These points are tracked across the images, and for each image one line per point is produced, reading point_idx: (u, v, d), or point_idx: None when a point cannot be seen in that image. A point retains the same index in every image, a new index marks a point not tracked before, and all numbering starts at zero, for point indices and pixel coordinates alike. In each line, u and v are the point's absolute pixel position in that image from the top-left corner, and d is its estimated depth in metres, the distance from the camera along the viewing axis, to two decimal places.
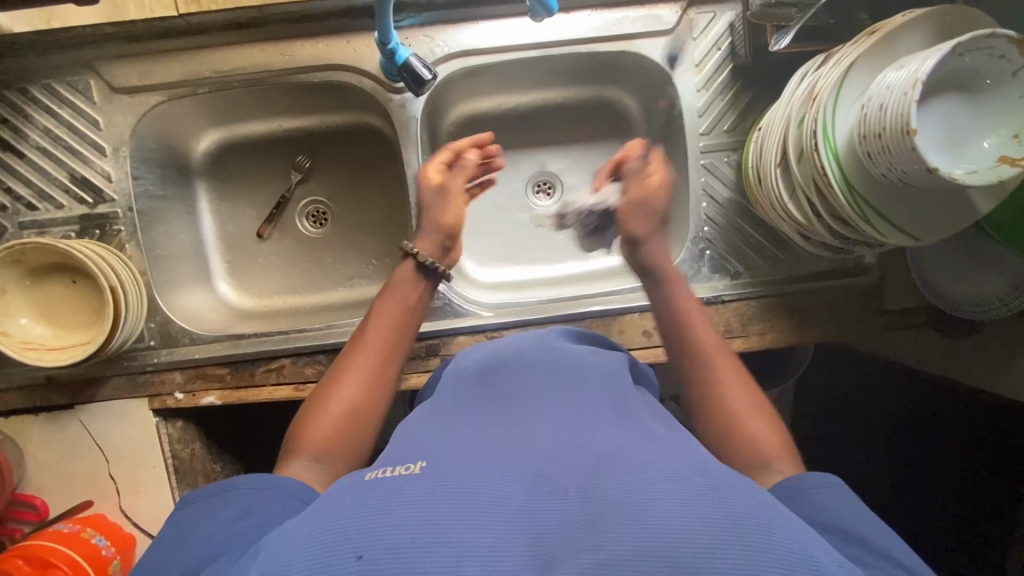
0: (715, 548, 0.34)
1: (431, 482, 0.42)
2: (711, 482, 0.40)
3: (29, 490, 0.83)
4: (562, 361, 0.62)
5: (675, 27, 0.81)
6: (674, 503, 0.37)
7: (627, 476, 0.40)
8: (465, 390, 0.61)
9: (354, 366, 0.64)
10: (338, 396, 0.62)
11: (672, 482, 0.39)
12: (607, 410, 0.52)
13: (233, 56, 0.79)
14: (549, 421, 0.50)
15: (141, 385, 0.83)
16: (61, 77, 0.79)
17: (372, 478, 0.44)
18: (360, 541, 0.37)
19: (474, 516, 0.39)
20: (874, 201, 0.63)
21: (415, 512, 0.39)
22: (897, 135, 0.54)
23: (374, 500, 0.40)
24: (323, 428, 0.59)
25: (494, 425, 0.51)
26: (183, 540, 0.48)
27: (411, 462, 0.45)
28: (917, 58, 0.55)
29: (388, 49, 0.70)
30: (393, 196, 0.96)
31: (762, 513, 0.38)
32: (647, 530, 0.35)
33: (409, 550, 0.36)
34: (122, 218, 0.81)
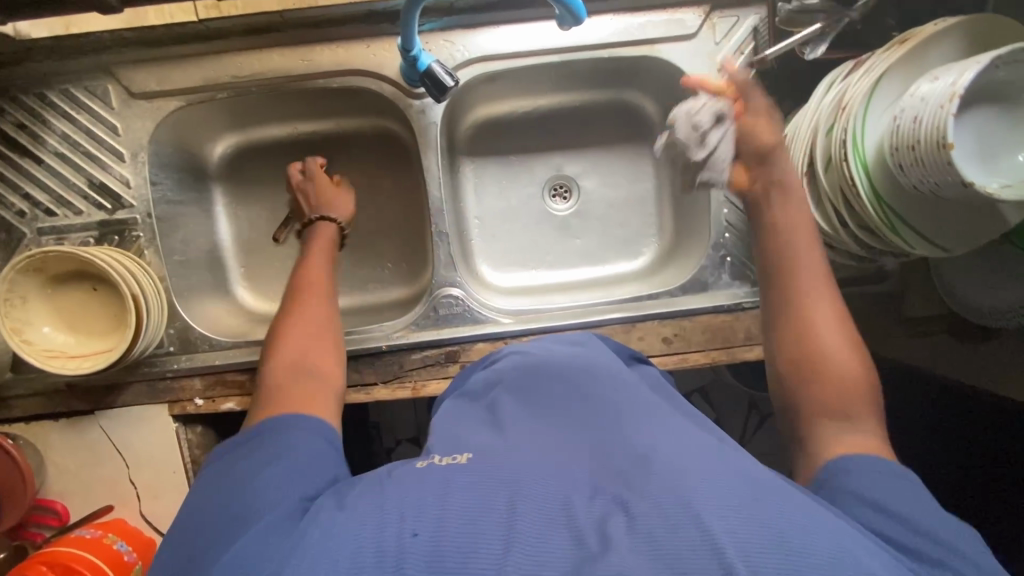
0: (757, 550, 0.34)
1: (479, 471, 0.42)
2: (754, 486, 0.40)
3: (49, 495, 0.83)
4: (595, 360, 0.62)
5: (698, 32, 0.81)
6: (718, 504, 0.37)
7: (671, 481, 0.40)
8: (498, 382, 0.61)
9: (306, 293, 0.73)
10: (295, 322, 0.68)
11: (716, 487, 0.39)
12: (645, 409, 0.52)
13: (251, 60, 0.78)
14: (588, 417, 0.51)
15: (161, 392, 0.83)
16: (79, 81, 0.78)
17: (423, 465, 0.45)
18: (414, 520, 0.39)
19: (520, 505, 0.39)
20: (903, 212, 0.63)
21: (466, 499, 0.40)
22: (932, 149, 0.53)
23: (424, 489, 0.41)
24: (290, 342, 0.66)
25: (536, 419, 0.51)
26: (219, 492, 0.48)
27: (458, 453, 0.46)
28: (953, 69, 0.54)
29: (411, 56, 0.69)
30: (410, 200, 0.96)
31: (805, 520, 0.38)
32: (691, 528, 0.36)
33: (462, 537, 0.37)
34: (141, 223, 0.81)
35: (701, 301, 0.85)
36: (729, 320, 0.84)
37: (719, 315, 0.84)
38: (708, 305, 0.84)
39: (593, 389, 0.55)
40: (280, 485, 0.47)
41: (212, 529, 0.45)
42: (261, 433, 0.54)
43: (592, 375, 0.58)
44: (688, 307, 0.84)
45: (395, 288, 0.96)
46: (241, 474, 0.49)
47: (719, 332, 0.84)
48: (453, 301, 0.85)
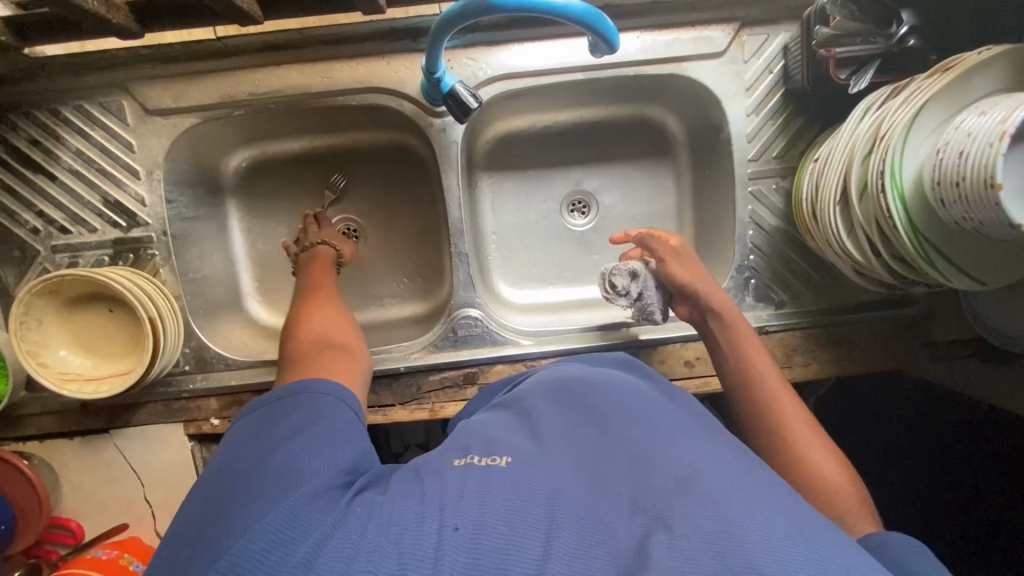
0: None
1: (517, 475, 0.41)
2: (801, 517, 0.38)
3: (64, 513, 0.82)
4: (625, 375, 0.61)
5: (726, 49, 0.78)
6: (764, 530, 0.36)
7: (718, 499, 0.38)
8: (531, 389, 0.60)
9: (320, 287, 0.78)
10: (315, 306, 0.73)
11: (763, 513, 0.38)
12: (684, 425, 0.50)
13: (269, 77, 0.76)
14: (626, 420, 0.50)
15: (176, 411, 0.82)
16: (93, 97, 0.76)
17: (461, 464, 0.44)
18: (452, 516, 0.38)
19: (559, 512, 0.38)
20: (939, 244, 0.61)
21: (505, 501, 0.39)
22: (979, 188, 0.51)
23: (463, 488, 0.41)
24: (313, 321, 0.70)
25: (572, 420, 0.50)
26: (251, 451, 0.47)
27: (497, 455, 0.45)
28: (1002, 105, 0.52)
29: (435, 77, 0.68)
30: (427, 215, 0.95)
31: (857, 560, 0.36)
32: (738, 551, 0.34)
33: (502, 539, 0.36)
34: (156, 242, 0.80)
35: None
36: None
37: None
38: None
39: (628, 399, 0.54)
40: (318, 445, 0.47)
41: (242, 487, 0.43)
42: (293, 394, 0.54)
43: (627, 389, 0.57)
44: None
45: (411, 304, 0.95)
46: (274, 434, 0.49)
47: None
48: (472, 322, 0.83)
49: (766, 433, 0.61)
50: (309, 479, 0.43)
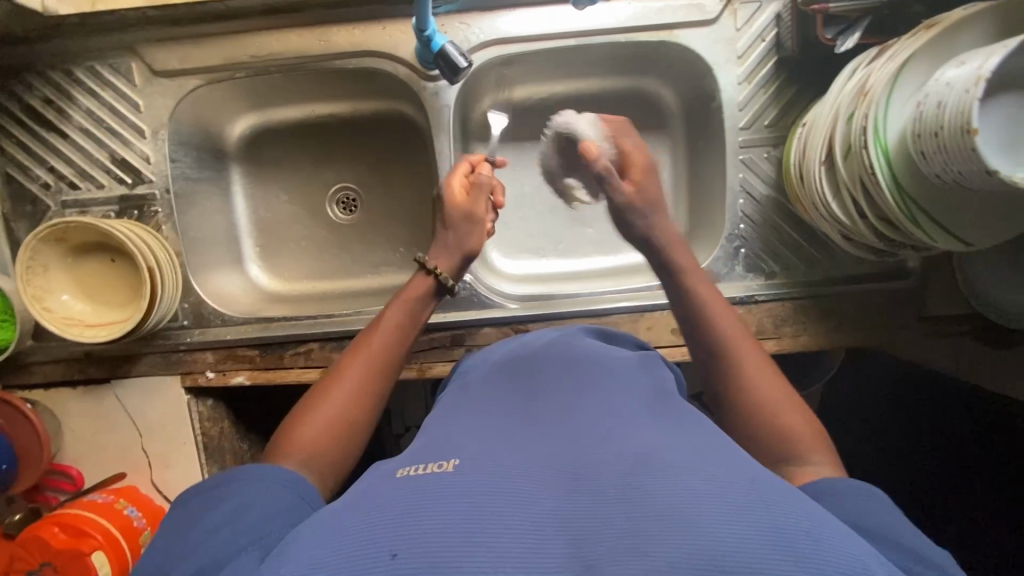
0: (762, 562, 0.33)
1: (469, 478, 0.41)
2: (756, 490, 0.39)
3: (66, 460, 0.85)
4: (590, 359, 0.62)
5: (719, 17, 0.79)
6: (715, 512, 0.36)
7: (671, 482, 0.39)
8: (493, 382, 0.61)
9: (346, 373, 0.64)
10: (327, 407, 0.61)
11: (714, 493, 0.38)
12: (640, 412, 0.51)
13: (270, 40, 0.79)
14: (581, 421, 0.49)
15: (174, 363, 0.85)
16: (103, 59, 0.80)
17: (403, 474, 0.44)
18: (395, 536, 0.37)
19: (510, 512, 0.38)
20: (924, 202, 0.61)
21: (450, 508, 0.38)
22: (956, 134, 0.51)
23: (408, 496, 0.40)
24: (314, 429, 0.59)
25: (521, 426, 0.50)
26: (184, 542, 0.47)
27: (444, 460, 0.45)
28: (981, 53, 0.52)
29: (426, 36, 0.69)
30: (423, 185, 0.96)
31: (806, 522, 0.37)
32: (691, 533, 0.35)
33: (449, 547, 0.36)
34: (159, 199, 0.83)
35: None
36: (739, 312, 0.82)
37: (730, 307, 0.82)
38: None
39: (583, 394, 0.54)
40: (246, 534, 0.46)
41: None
42: (229, 479, 0.52)
43: (583, 380, 0.57)
44: None
45: (405, 272, 0.96)
46: (203, 524, 0.48)
47: None
48: (460, 284, 0.85)
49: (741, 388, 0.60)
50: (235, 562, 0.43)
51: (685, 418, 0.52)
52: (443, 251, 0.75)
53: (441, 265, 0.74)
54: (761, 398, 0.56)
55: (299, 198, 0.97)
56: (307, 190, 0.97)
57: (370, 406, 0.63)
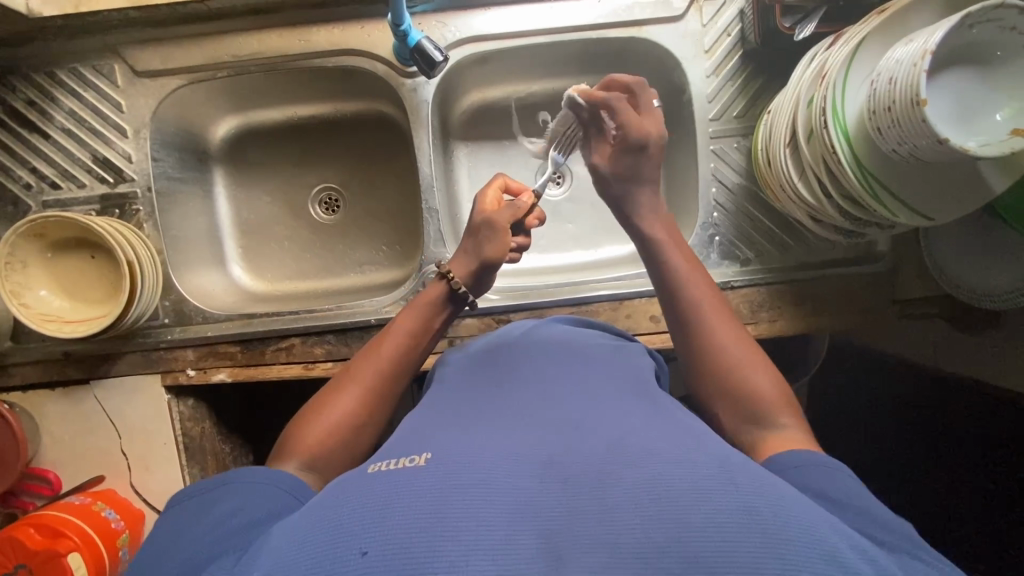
0: (735, 539, 0.33)
1: (446, 466, 0.41)
2: (725, 469, 0.39)
3: (43, 464, 0.84)
4: (568, 350, 0.62)
5: (685, 13, 0.82)
6: (690, 489, 0.36)
7: (642, 464, 0.39)
8: (471, 376, 0.60)
9: (355, 378, 0.63)
10: (343, 400, 0.61)
11: (689, 478, 0.37)
12: (614, 398, 0.51)
13: (251, 40, 0.82)
14: (557, 410, 0.49)
15: (154, 362, 0.84)
16: (87, 61, 0.82)
17: (375, 470, 0.43)
18: (366, 533, 0.36)
19: (483, 500, 0.38)
20: (883, 179, 0.63)
21: (417, 504, 0.37)
22: (908, 107, 0.54)
23: (378, 493, 0.39)
24: (323, 431, 0.58)
25: (498, 417, 0.49)
26: (175, 542, 0.46)
27: (415, 455, 0.43)
28: (926, 31, 0.55)
29: (401, 31, 0.72)
30: (404, 182, 0.97)
31: (778, 500, 0.37)
32: (664, 514, 0.35)
33: (418, 539, 0.35)
34: (141, 197, 0.83)
35: None
36: None
37: None
38: None
39: (558, 385, 0.54)
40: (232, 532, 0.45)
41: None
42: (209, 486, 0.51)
43: (560, 372, 0.57)
44: None
45: (389, 269, 0.97)
46: (198, 523, 0.47)
47: None
48: None
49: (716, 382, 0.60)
50: (220, 564, 0.42)
51: (668, 406, 0.51)
52: (464, 265, 0.72)
53: (453, 269, 0.73)
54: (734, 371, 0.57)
55: (281, 198, 0.98)
56: (290, 190, 0.98)
57: (377, 412, 0.62)
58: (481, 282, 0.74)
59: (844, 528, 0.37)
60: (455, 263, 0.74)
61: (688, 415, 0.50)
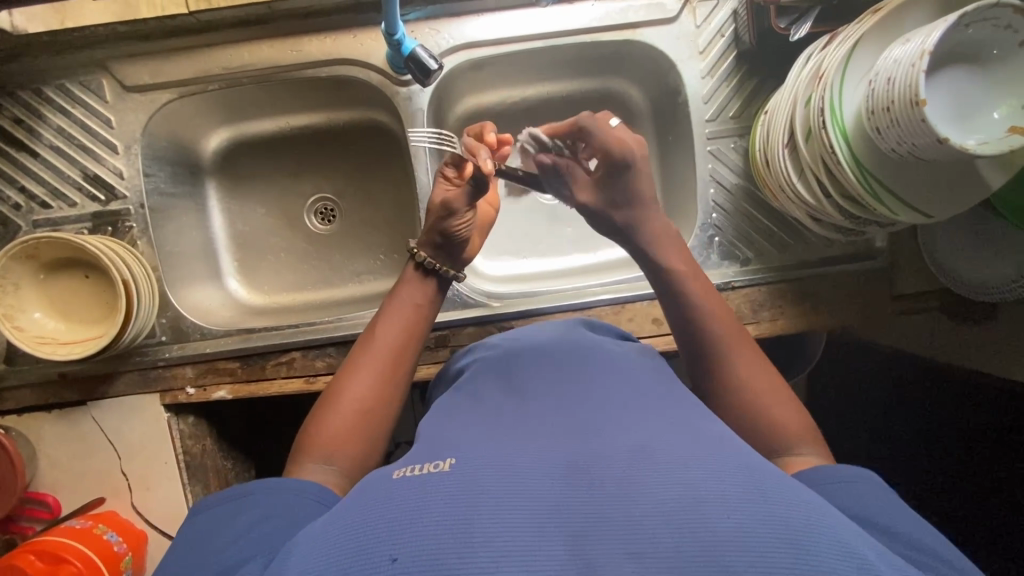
0: (763, 549, 0.33)
1: (468, 473, 0.40)
2: (750, 475, 0.38)
3: (41, 488, 0.82)
4: (580, 352, 0.61)
5: (679, 15, 0.82)
6: (713, 497, 0.36)
7: (666, 473, 0.38)
8: (484, 382, 0.60)
9: (356, 368, 0.62)
10: (348, 393, 0.60)
11: (713, 486, 0.37)
12: (632, 401, 0.50)
13: (243, 52, 0.81)
14: (573, 412, 0.48)
15: (153, 381, 0.83)
16: (74, 77, 0.81)
17: (401, 475, 0.42)
18: (393, 539, 0.36)
19: (510, 505, 0.37)
20: (884, 177, 0.63)
21: (441, 512, 0.36)
22: (907, 107, 0.54)
23: (402, 501, 0.38)
24: (335, 428, 0.58)
25: (516, 422, 0.48)
26: (206, 545, 0.45)
27: (440, 460, 0.43)
28: (923, 32, 0.55)
29: (395, 40, 0.71)
30: (400, 190, 0.96)
31: (807, 509, 0.36)
32: (692, 524, 0.34)
33: (447, 548, 0.34)
34: (134, 214, 0.82)
35: None
36: None
37: None
38: None
39: (574, 387, 0.53)
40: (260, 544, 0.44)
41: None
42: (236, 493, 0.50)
43: (572, 371, 0.56)
44: None
45: (388, 278, 0.96)
46: (228, 533, 0.46)
47: None
48: None
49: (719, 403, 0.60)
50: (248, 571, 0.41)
51: (684, 407, 0.51)
52: (439, 249, 0.72)
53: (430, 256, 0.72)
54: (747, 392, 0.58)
55: (277, 209, 0.97)
56: (284, 201, 0.97)
57: (388, 397, 0.62)
58: (456, 257, 0.75)
59: (862, 538, 0.37)
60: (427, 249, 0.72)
61: (707, 417, 0.50)
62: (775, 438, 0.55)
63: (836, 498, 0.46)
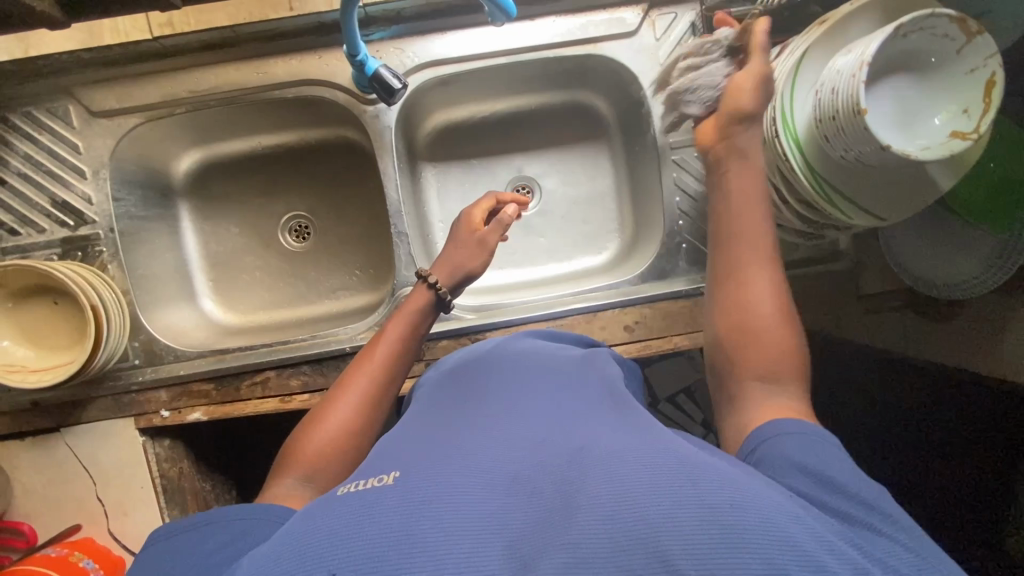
0: (688, 532, 0.32)
1: (413, 484, 0.40)
2: (685, 464, 0.38)
3: (15, 517, 0.81)
4: (538, 360, 0.62)
5: (639, 29, 0.84)
6: (642, 486, 0.36)
7: (596, 468, 0.38)
8: (440, 394, 0.60)
9: (348, 388, 0.63)
10: (337, 412, 0.61)
11: (642, 475, 0.37)
12: (580, 408, 0.50)
13: (208, 75, 0.82)
14: (520, 420, 0.49)
15: (127, 406, 0.83)
16: (41, 104, 0.81)
17: (345, 492, 0.43)
18: (337, 555, 0.36)
19: (453, 515, 0.37)
20: (834, 180, 0.65)
21: (385, 523, 0.37)
22: (850, 116, 0.55)
23: (347, 514, 0.39)
24: (318, 445, 0.58)
25: (464, 431, 0.49)
26: (172, 564, 0.46)
27: (384, 474, 0.43)
28: (863, 42, 0.57)
29: (358, 60, 0.72)
30: (373, 207, 0.97)
31: (736, 487, 0.36)
32: (619, 517, 0.34)
33: (386, 561, 0.35)
34: (104, 238, 0.82)
35: (660, 290, 0.85)
36: (688, 305, 0.84)
37: (677, 301, 0.85)
38: (666, 293, 0.85)
39: (528, 394, 0.54)
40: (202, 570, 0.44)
41: None
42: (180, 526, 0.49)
43: (534, 381, 0.57)
44: (647, 295, 0.85)
45: (364, 294, 0.96)
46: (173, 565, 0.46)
47: (678, 317, 0.84)
48: None
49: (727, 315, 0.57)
50: None
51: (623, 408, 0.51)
52: (451, 275, 0.74)
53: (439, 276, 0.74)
54: (753, 314, 0.56)
55: (251, 228, 0.98)
56: (258, 221, 0.98)
57: (374, 421, 0.62)
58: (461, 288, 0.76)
59: (798, 512, 0.36)
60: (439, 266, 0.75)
61: (644, 416, 0.49)
62: (773, 369, 0.53)
63: (790, 454, 0.44)
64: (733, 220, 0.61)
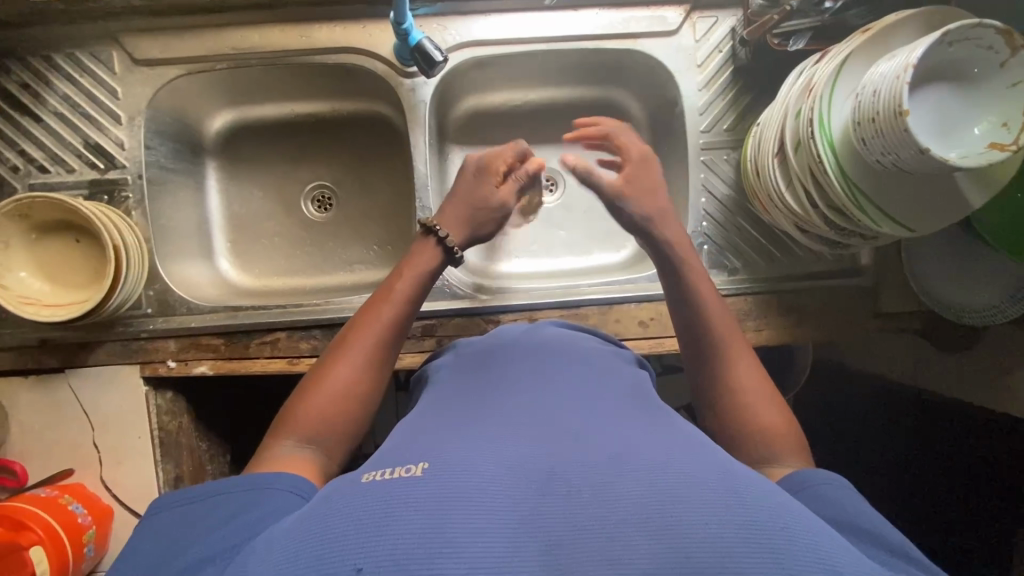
0: (746, 557, 0.33)
1: (441, 478, 0.39)
2: (734, 486, 0.38)
3: (9, 455, 0.80)
4: (563, 349, 0.62)
5: (679, 29, 0.85)
6: (691, 501, 0.36)
7: (641, 479, 0.38)
8: (462, 379, 0.60)
9: (352, 345, 0.62)
10: (338, 371, 0.60)
11: (692, 491, 0.37)
12: (612, 407, 0.50)
13: (253, 34, 0.83)
14: (550, 412, 0.48)
15: (134, 352, 0.83)
16: (85, 47, 0.82)
17: (370, 480, 0.41)
18: (360, 549, 0.35)
19: (482, 512, 0.37)
20: (869, 191, 0.65)
21: (412, 520, 0.36)
22: (891, 117, 0.56)
23: (369, 506, 0.38)
24: (322, 406, 0.57)
25: (489, 420, 0.48)
26: (181, 539, 0.45)
27: (411, 465, 0.42)
28: (908, 48, 0.57)
29: (403, 29, 0.74)
30: (397, 183, 0.98)
31: (780, 514, 0.37)
32: (670, 530, 0.34)
33: (417, 557, 0.34)
34: (131, 184, 0.83)
35: None
36: None
37: None
38: None
39: (556, 386, 0.53)
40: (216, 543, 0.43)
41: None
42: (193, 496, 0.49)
43: (553, 372, 0.56)
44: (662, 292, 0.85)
45: (379, 269, 0.96)
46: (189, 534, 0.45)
47: None
48: None
49: (715, 394, 0.61)
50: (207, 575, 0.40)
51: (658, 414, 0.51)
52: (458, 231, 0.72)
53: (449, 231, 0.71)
54: (739, 396, 0.59)
55: (274, 193, 0.98)
56: (282, 187, 0.98)
57: (378, 377, 0.62)
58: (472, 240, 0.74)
59: (840, 542, 0.37)
60: (446, 219, 0.73)
61: (683, 424, 0.49)
62: (766, 446, 0.55)
63: (816, 504, 0.47)
64: (701, 301, 0.66)
